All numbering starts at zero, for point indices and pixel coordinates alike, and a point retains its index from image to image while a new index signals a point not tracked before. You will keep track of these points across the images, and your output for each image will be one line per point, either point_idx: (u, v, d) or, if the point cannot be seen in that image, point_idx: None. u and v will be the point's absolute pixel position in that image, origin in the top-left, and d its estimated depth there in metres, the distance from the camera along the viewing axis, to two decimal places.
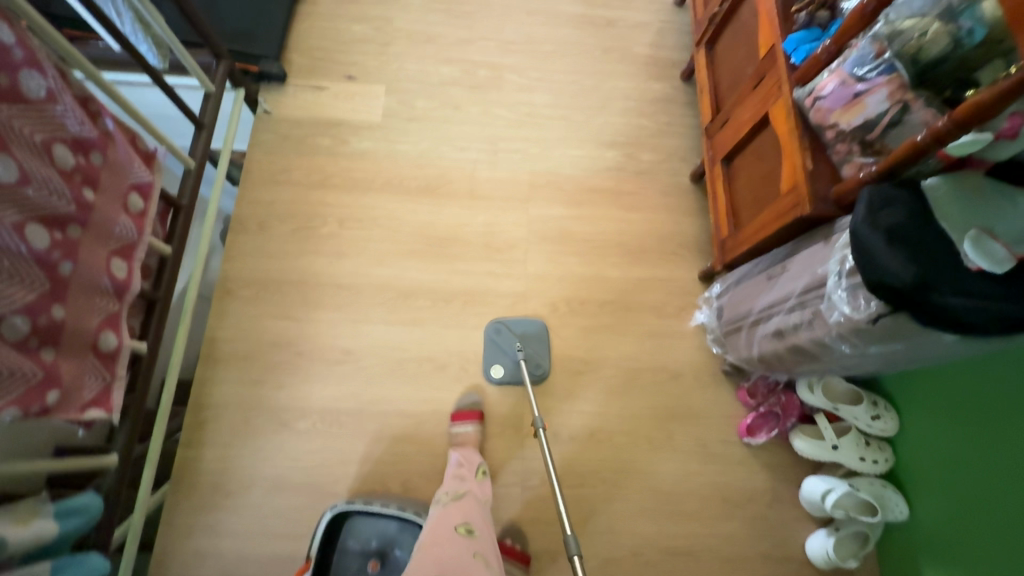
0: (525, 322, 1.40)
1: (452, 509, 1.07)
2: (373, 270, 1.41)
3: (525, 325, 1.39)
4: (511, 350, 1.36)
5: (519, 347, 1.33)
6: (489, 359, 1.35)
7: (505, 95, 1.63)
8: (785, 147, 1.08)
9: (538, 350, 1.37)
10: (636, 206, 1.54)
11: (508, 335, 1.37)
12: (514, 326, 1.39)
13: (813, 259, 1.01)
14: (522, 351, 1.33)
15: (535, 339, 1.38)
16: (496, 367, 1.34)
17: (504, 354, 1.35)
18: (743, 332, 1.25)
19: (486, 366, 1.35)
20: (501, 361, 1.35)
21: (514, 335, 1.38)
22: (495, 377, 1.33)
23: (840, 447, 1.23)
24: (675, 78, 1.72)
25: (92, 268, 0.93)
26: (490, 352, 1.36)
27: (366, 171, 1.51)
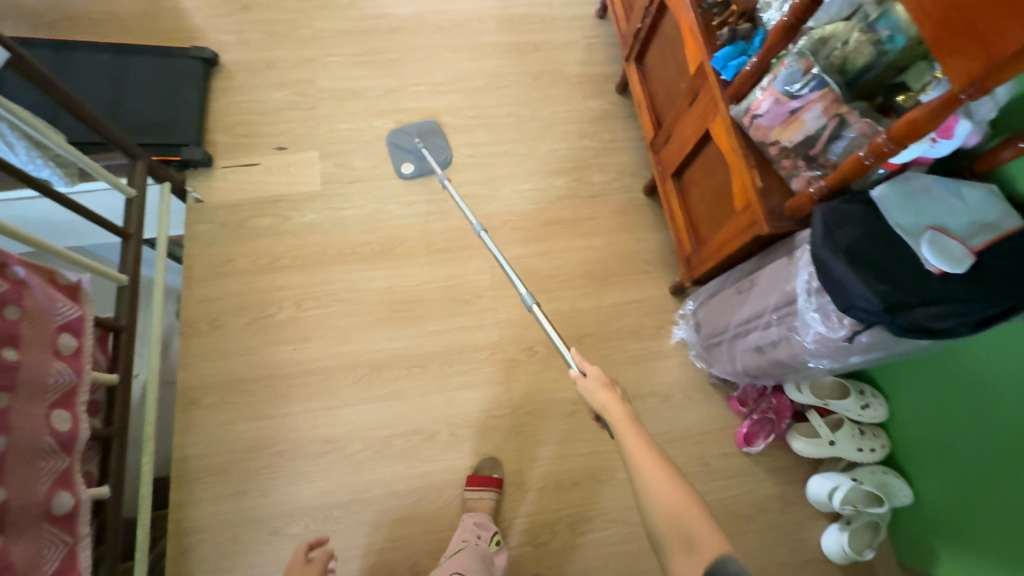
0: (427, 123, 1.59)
1: (453, 560, 1.09)
2: (340, 348, 1.35)
3: (426, 126, 1.58)
4: (412, 146, 1.55)
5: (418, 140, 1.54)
6: (399, 158, 1.54)
7: (444, 139, 1.59)
8: (732, 165, 1.07)
9: (435, 146, 1.56)
10: (596, 231, 1.52)
11: (406, 136, 1.56)
12: (419, 131, 1.57)
13: (779, 276, 1.00)
14: (420, 142, 1.54)
15: (433, 130, 1.59)
16: (407, 164, 1.54)
17: (407, 149, 1.55)
18: (724, 348, 1.24)
19: (396, 163, 1.54)
20: (410, 158, 1.54)
21: (413, 134, 1.57)
22: (406, 171, 1.53)
23: (837, 442, 1.24)
24: (610, 92, 1.70)
25: (29, 431, 0.84)
26: (397, 153, 1.55)
27: (314, 246, 1.44)
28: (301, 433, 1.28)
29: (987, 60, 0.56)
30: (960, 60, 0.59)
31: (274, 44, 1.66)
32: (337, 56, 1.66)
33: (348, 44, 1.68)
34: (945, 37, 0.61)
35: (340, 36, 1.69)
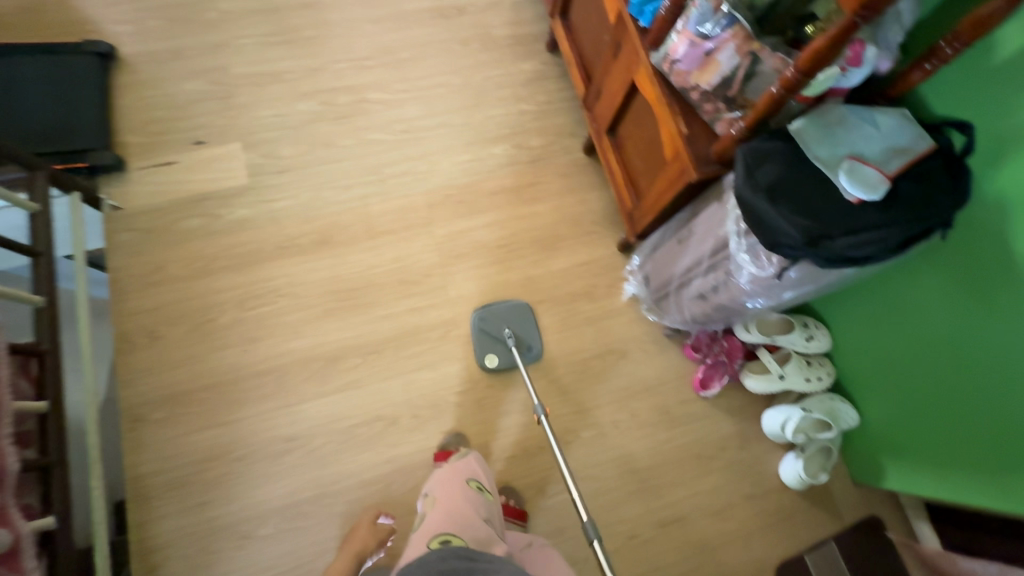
0: (519, 311, 1.38)
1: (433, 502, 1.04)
2: (291, 346, 1.31)
3: (525, 327, 1.37)
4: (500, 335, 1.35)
5: (508, 334, 1.32)
6: (481, 349, 1.34)
7: (375, 117, 1.53)
8: (659, 115, 1.06)
9: (525, 330, 1.37)
10: (540, 196, 1.50)
11: (495, 322, 1.36)
12: (513, 323, 1.37)
13: (713, 221, 1.01)
14: (511, 333, 1.33)
15: (530, 331, 1.37)
16: (490, 356, 1.33)
17: (495, 339, 1.35)
18: (671, 298, 1.25)
19: (479, 356, 1.34)
20: (496, 352, 1.34)
21: (501, 319, 1.37)
22: (490, 366, 1.32)
23: (787, 375, 1.28)
24: (542, 51, 1.65)
25: None
26: (482, 345, 1.34)
27: (249, 243, 1.38)
28: (261, 436, 1.25)
29: None
30: None
31: (178, 31, 1.54)
32: (249, 39, 1.55)
33: (260, 25, 1.57)
34: None
35: (250, 17, 1.58)
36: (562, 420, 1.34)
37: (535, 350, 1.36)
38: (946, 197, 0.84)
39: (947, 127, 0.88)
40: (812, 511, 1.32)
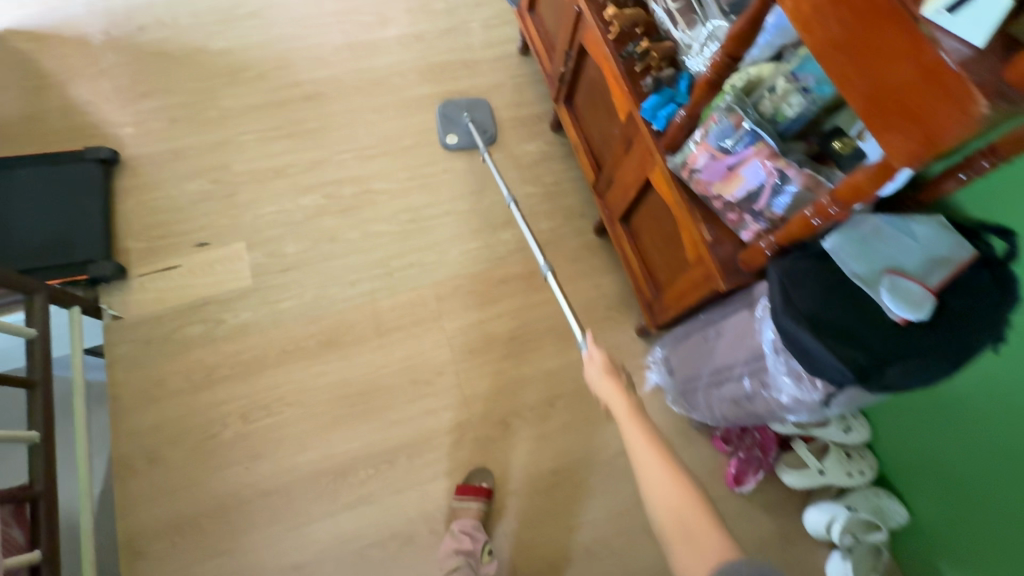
0: (481, 107, 1.63)
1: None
2: (298, 460, 1.24)
3: (482, 112, 1.62)
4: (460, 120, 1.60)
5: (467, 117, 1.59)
6: (444, 128, 1.59)
7: (381, 208, 1.50)
8: (679, 217, 1.01)
9: (483, 118, 1.61)
10: (553, 282, 1.45)
11: (455, 108, 1.61)
12: (470, 107, 1.62)
13: (744, 330, 0.96)
14: (469, 118, 1.59)
15: (486, 122, 1.61)
16: (451, 134, 1.58)
17: (455, 122, 1.60)
18: (698, 396, 1.18)
19: (441, 133, 1.58)
20: (455, 130, 1.59)
21: (463, 107, 1.62)
22: (449, 143, 1.58)
23: (827, 470, 1.20)
24: (545, 131, 1.64)
25: None
26: (445, 122, 1.59)
27: (253, 349, 1.32)
28: (270, 563, 1.16)
29: (927, 139, 0.52)
30: (897, 137, 0.55)
31: (180, 131, 1.53)
32: (252, 135, 1.54)
33: (262, 120, 1.57)
34: (876, 113, 0.56)
35: (253, 113, 1.57)
36: (589, 526, 1.25)
37: (487, 131, 1.59)
38: (995, 311, 0.79)
39: (987, 234, 0.84)
40: None
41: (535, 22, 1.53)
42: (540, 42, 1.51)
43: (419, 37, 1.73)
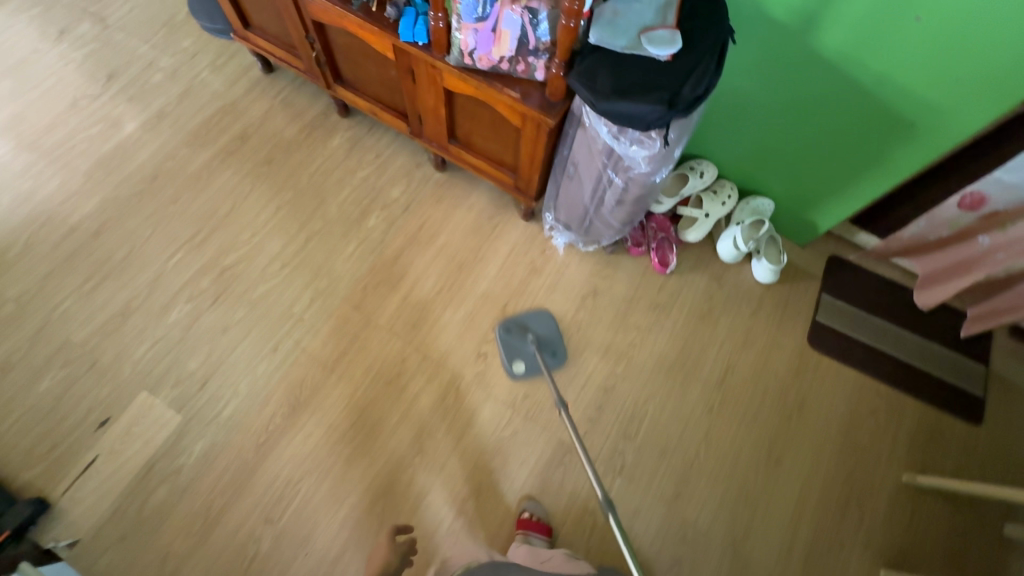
0: (541, 315, 1.44)
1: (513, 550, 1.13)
2: (342, 515, 1.24)
3: (541, 320, 1.43)
4: (526, 346, 1.39)
5: (532, 338, 1.38)
6: (508, 355, 1.38)
7: (250, 275, 1.46)
8: (488, 98, 1.14)
9: (546, 331, 1.42)
10: (437, 230, 1.54)
11: (518, 333, 1.40)
12: (532, 324, 1.42)
13: (588, 143, 1.12)
14: (533, 338, 1.39)
15: (554, 335, 1.42)
16: (517, 361, 1.38)
17: (520, 348, 1.39)
18: (596, 222, 1.37)
19: (506, 363, 1.38)
20: (523, 356, 1.38)
21: (523, 327, 1.42)
22: (518, 373, 1.37)
23: (709, 211, 1.48)
24: (338, 120, 1.66)
25: None
26: (509, 349, 1.39)
27: (229, 466, 1.26)
28: None
29: None
30: None
31: None
32: (69, 299, 1.39)
33: (68, 280, 1.41)
34: None
35: (52, 282, 1.41)
36: (597, 374, 1.40)
37: (560, 352, 1.40)
38: (716, 13, 1.03)
39: None
40: (797, 286, 1.53)
41: (260, 34, 1.52)
42: (277, 47, 1.51)
43: (162, 115, 1.63)
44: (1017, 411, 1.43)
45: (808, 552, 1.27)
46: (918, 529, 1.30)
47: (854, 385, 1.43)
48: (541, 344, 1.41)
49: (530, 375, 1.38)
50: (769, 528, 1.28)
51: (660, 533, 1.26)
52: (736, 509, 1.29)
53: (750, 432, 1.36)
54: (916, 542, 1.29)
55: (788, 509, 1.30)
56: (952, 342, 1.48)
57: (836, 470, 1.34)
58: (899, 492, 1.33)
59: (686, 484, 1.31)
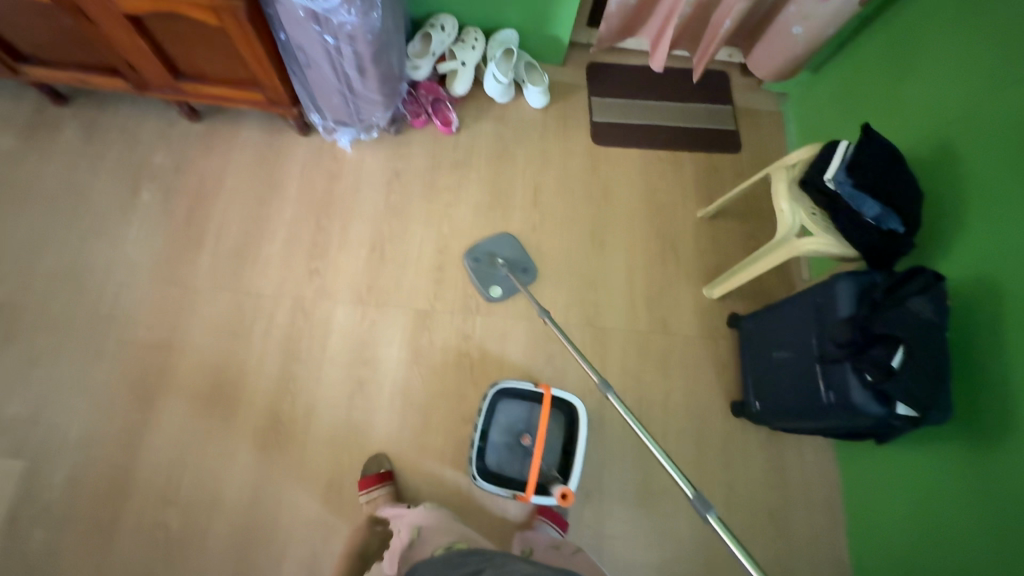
0: (501, 240, 1.49)
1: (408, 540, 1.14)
2: (240, 463, 1.26)
3: (501, 245, 1.48)
4: (501, 273, 1.45)
5: (501, 263, 1.44)
6: (483, 283, 1.44)
7: (34, 300, 1.33)
8: (172, 5, 1.09)
9: (512, 254, 1.48)
10: (219, 178, 1.48)
11: (484, 258, 1.46)
12: (497, 249, 1.48)
13: (292, 18, 1.12)
14: (503, 265, 1.44)
15: (518, 254, 1.48)
16: (494, 288, 1.44)
17: (491, 274, 1.45)
18: (360, 103, 1.39)
19: (482, 289, 1.44)
20: (497, 281, 1.45)
21: (489, 254, 1.47)
22: (495, 296, 1.44)
23: (466, 59, 1.54)
24: (59, 111, 1.49)
25: None
26: (482, 278, 1.44)
27: (101, 477, 1.22)
28: (316, 508, 1.25)
29: None
30: None
31: None
32: None
33: None
34: None
35: None
36: (508, 292, 1.45)
37: (530, 266, 1.47)
38: None
39: None
40: (568, 99, 1.68)
41: None
42: None
43: None
44: (763, 128, 1.72)
45: (648, 302, 1.49)
46: (721, 247, 1.57)
47: (640, 160, 1.64)
48: (512, 265, 1.47)
49: (509, 295, 1.45)
50: (614, 298, 1.48)
51: (529, 342, 1.42)
52: (582, 295, 1.48)
53: (571, 233, 1.54)
54: (723, 256, 1.56)
55: (622, 277, 1.51)
56: (701, 96, 1.73)
57: (647, 230, 1.56)
58: (699, 226, 1.59)
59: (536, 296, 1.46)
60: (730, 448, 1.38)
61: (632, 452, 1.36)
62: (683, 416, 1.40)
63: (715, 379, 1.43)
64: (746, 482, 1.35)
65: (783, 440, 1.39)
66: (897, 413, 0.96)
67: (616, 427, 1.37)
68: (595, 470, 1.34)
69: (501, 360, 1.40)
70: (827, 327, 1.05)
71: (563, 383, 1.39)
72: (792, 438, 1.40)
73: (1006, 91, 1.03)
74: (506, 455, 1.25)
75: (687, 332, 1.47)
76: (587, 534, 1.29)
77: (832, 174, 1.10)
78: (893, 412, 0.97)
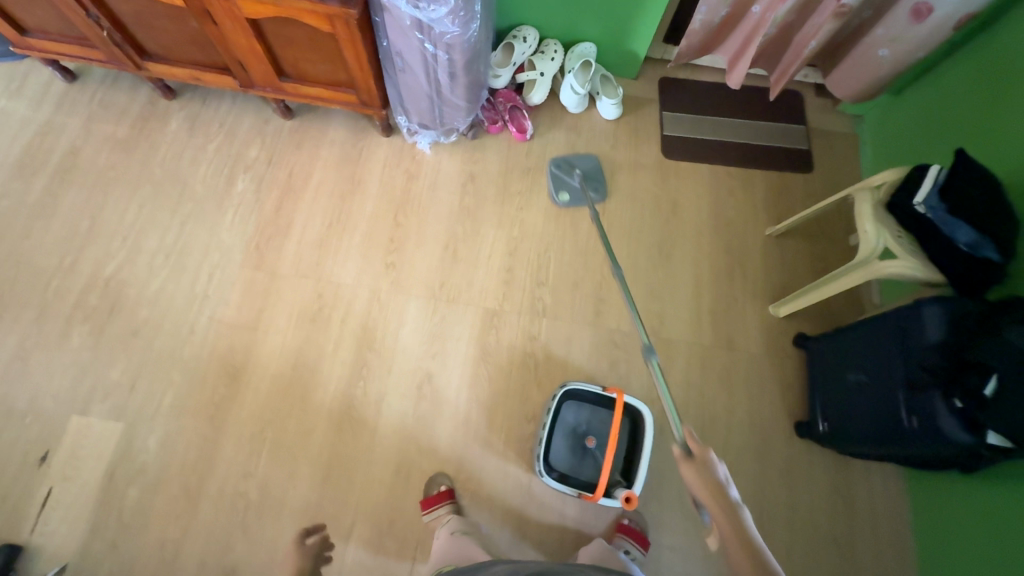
0: (585, 156, 1.62)
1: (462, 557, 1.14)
2: (314, 442, 1.33)
3: (584, 160, 1.61)
4: (573, 179, 1.58)
5: (578, 173, 1.57)
6: (555, 186, 1.58)
7: (138, 276, 1.44)
8: (290, 11, 1.17)
9: (590, 166, 1.61)
10: (307, 172, 1.57)
11: (561, 168, 1.60)
12: (576, 161, 1.61)
13: (397, 25, 1.19)
14: (579, 170, 1.58)
15: (596, 173, 1.60)
16: (562, 191, 1.57)
17: (565, 179, 1.58)
18: (445, 106, 1.46)
19: (553, 193, 1.57)
20: (568, 188, 1.58)
21: (569, 163, 1.60)
22: (562, 202, 1.57)
23: (544, 69, 1.59)
24: (168, 105, 1.62)
25: None
26: (557, 182, 1.58)
27: (190, 444, 1.30)
28: (383, 490, 1.30)
29: None
30: None
31: None
32: None
33: None
34: None
35: None
36: (574, 202, 1.58)
37: (600, 187, 1.59)
38: None
39: None
40: (640, 112, 1.72)
41: (40, 37, 1.43)
42: (65, 45, 1.43)
43: None
44: (837, 148, 1.71)
45: (714, 316, 1.49)
46: (790, 266, 1.56)
47: (709, 175, 1.65)
48: (587, 180, 1.60)
49: (574, 205, 1.58)
50: (680, 311, 1.50)
51: (593, 348, 1.44)
52: (647, 304, 1.50)
53: (638, 243, 1.56)
54: (792, 275, 1.55)
55: (688, 290, 1.52)
56: (773, 114, 1.73)
57: (714, 245, 1.57)
58: (767, 244, 1.58)
59: (601, 302, 1.49)
60: (793, 469, 1.36)
61: None
62: (744, 432, 1.39)
63: (779, 396, 1.42)
64: (808, 503, 1.34)
65: (849, 465, 1.37)
66: (987, 443, 0.93)
67: (675, 437, 1.38)
68: (653, 478, 1.35)
69: (565, 362, 1.43)
70: (913, 351, 1.03)
71: (625, 390, 1.41)
72: (858, 464, 1.37)
73: None
74: (569, 455, 1.28)
75: (752, 348, 1.47)
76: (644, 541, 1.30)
77: (922, 197, 1.09)
78: (983, 441, 0.94)
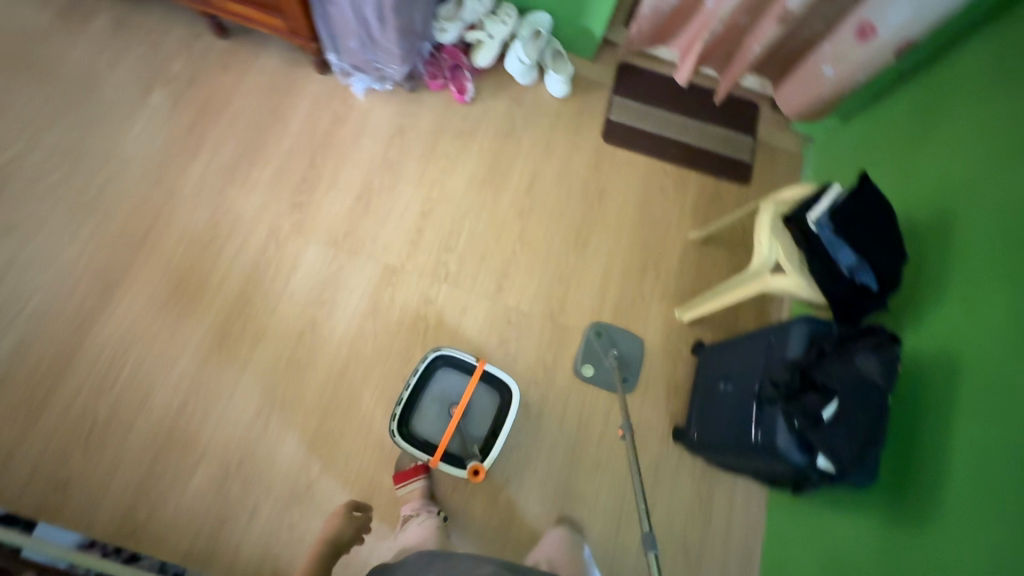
0: (629, 338, 1.44)
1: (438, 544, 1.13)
2: (180, 368, 1.29)
3: (625, 342, 1.43)
4: (605, 361, 1.40)
5: (615, 354, 1.39)
6: (584, 355, 1.41)
7: (28, 170, 1.38)
8: None
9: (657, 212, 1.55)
10: (229, 97, 1.51)
11: (597, 343, 1.41)
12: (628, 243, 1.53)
13: None
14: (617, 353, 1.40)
15: (633, 362, 1.42)
16: (596, 332, 1.42)
17: (597, 353, 1.41)
18: (378, 51, 1.40)
19: (579, 359, 1.40)
20: (597, 364, 1.40)
21: (609, 338, 1.42)
22: (586, 374, 1.39)
23: (494, 32, 1.52)
24: (96, 1, 1.54)
25: None
26: (587, 351, 1.41)
27: (49, 349, 1.26)
28: (240, 429, 1.27)
29: None
30: None
31: None
32: None
33: None
34: None
35: None
36: (599, 381, 1.39)
37: (632, 383, 1.40)
38: None
39: None
40: (587, 95, 1.67)
41: None
42: None
43: None
44: (780, 165, 1.68)
45: (630, 380, 1.40)
46: (705, 273, 1.53)
47: (645, 170, 1.61)
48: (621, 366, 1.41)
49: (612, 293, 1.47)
50: (595, 368, 1.40)
51: (487, 321, 1.41)
52: (553, 287, 1.47)
53: (557, 226, 1.53)
54: (704, 283, 1.52)
55: (607, 349, 1.41)
56: (723, 120, 1.69)
57: (634, 240, 1.54)
58: (687, 248, 1.55)
59: (506, 279, 1.45)
60: (661, 473, 1.35)
61: (561, 453, 1.34)
62: (621, 430, 1.37)
63: (665, 400, 1.41)
64: (669, 508, 1.33)
65: (718, 477, 1.36)
66: (816, 466, 0.93)
67: (552, 423, 1.36)
68: (521, 458, 1.33)
69: (455, 331, 1.39)
70: (772, 365, 1.02)
71: (511, 368, 1.38)
72: (727, 478, 1.36)
73: (1017, 170, 0.96)
74: (433, 421, 1.25)
75: (648, 349, 1.44)
76: (496, 520, 1.28)
77: (815, 212, 1.07)
78: (812, 463, 0.94)
